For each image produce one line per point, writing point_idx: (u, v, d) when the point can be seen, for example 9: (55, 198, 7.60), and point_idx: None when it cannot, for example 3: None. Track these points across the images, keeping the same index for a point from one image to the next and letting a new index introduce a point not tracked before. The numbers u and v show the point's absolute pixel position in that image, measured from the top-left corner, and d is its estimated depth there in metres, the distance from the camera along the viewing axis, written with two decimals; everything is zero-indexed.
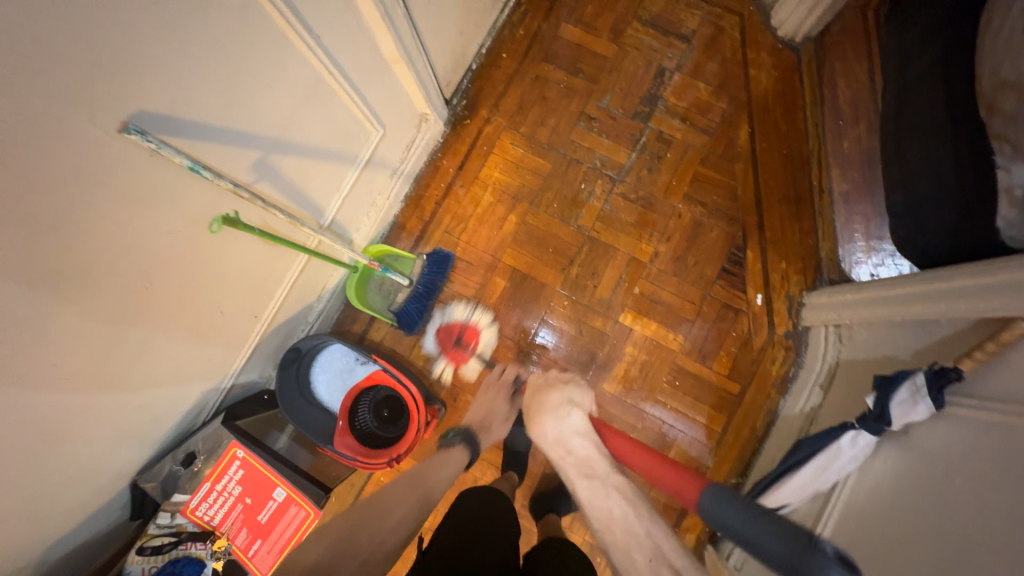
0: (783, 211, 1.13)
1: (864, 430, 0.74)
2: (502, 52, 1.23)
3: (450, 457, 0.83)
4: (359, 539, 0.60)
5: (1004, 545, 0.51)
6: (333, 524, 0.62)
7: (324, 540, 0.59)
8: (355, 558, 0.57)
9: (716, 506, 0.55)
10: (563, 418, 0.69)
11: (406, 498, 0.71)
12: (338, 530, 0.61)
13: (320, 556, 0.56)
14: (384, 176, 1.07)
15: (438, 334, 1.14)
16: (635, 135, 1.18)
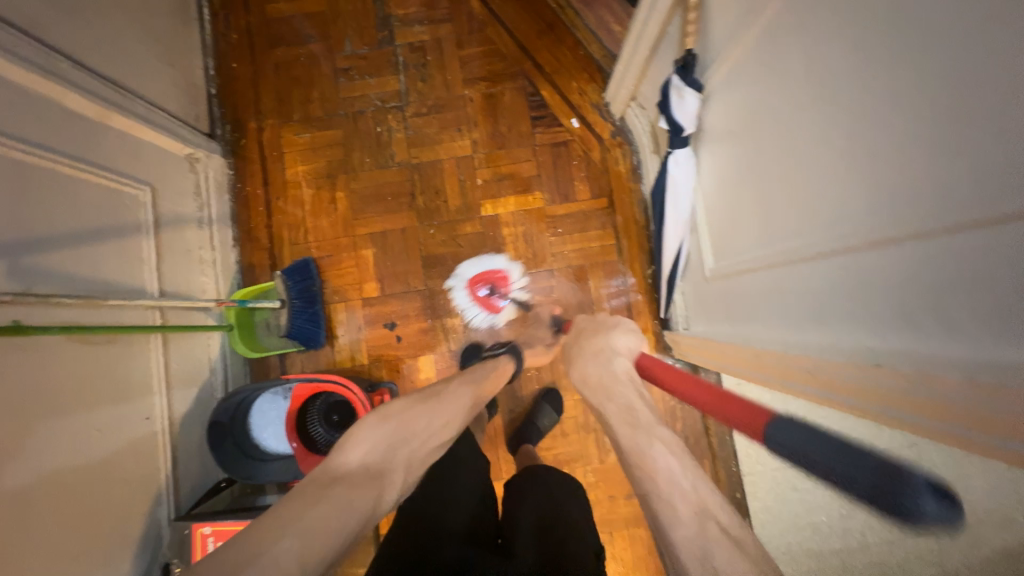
0: (546, 42, 1.19)
1: (677, 149, 0.85)
2: (231, 63, 1.20)
3: (477, 381, 0.81)
4: (405, 432, 0.66)
5: (786, 134, 0.60)
6: (386, 418, 0.66)
7: (372, 428, 0.64)
8: (398, 446, 0.64)
9: (780, 434, 0.40)
10: (605, 361, 0.75)
11: (441, 405, 0.72)
12: (394, 416, 0.67)
13: (372, 446, 0.63)
14: (192, 230, 1.04)
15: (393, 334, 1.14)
16: (393, 59, 1.20)
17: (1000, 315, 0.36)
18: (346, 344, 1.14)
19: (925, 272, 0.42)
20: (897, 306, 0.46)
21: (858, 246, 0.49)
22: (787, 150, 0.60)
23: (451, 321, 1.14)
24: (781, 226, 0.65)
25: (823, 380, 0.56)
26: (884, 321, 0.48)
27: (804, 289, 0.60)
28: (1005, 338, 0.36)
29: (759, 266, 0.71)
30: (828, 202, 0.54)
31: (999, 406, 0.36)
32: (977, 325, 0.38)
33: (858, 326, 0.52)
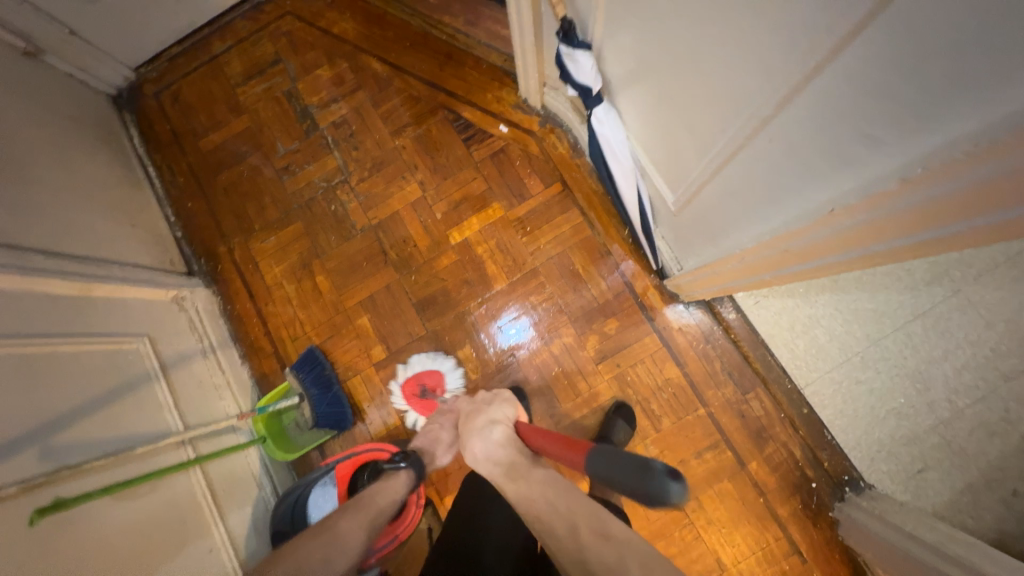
0: (451, 70, 1.26)
1: (596, 108, 0.87)
2: (186, 202, 1.29)
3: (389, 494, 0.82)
4: (329, 545, 0.69)
5: (675, 46, 0.61)
6: (312, 535, 0.70)
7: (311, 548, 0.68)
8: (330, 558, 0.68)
9: None
10: (485, 435, 0.82)
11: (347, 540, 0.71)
12: (327, 530, 0.71)
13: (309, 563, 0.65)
14: (199, 361, 1.08)
15: (406, 389, 1.14)
16: (323, 141, 1.27)
17: (907, 110, 0.36)
18: (374, 413, 1.15)
19: (831, 107, 0.42)
20: (825, 152, 0.46)
21: (773, 113, 0.49)
22: (683, 59, 0.61)
23: (463, 353, 1.15)
24: (707, 132, 0.65)
25: (807, 248, 0.56)
26: (822, 170, 0.48)
27: (752, 178, 0.60)
28: (919, 130, 0.36)
29: (707, 177, 0.71)
30: (732, 86, 0.54)
31: (952, 190, 0.36)
32: (892, 131, 0.38)
33: (809, 188, 0.51)
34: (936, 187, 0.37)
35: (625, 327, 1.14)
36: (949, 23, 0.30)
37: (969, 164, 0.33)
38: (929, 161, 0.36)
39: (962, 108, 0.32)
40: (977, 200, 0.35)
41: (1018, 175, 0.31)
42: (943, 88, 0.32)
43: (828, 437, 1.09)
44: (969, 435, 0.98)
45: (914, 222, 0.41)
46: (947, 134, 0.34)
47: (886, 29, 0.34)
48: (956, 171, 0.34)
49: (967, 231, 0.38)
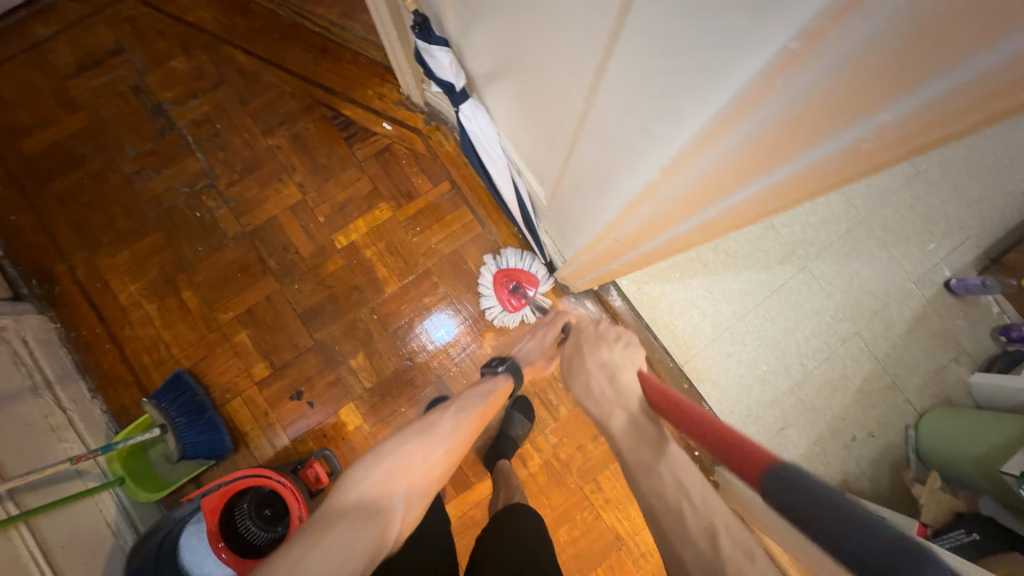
0: (327, 66, 1.19)
1: (464, 104, 0.88)
2: (8, 216, 1.09)
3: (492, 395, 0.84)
4: (404, 463, 0.70)
5: (511, 42, 0.63)
6: (378, 461, 0.69)
7: (369, 467, 0.68)
8: (394, 483, 0.68)
9: (785, 488, 0.34)
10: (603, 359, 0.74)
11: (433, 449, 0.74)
12: (390, 451, 0.70)
13: (368, 482, 0.66)
14: (28, 401, 0.92)
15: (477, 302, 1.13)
16: (183, 142, 1.14)
17: (659, 104, 0.38)
18: (259, 438, 1.06)
19: (616, 101, 0.44)
20: (625, 144, 0.48)
21: (587, 105, 0.51)
22: (520, 54, 0.62)
23: (357, 362, 1.10)
24: (551, 122, 0.67)
25: (642, 228, 0.59)
26: (626, 160, 0.50)
27: (588, 169, 0.63)
28: (669, 123, 0.38)
29: (561, 169, 0.73)
30: (556, 78, 0.56)
31: (711, 168, 0.39)
32: (654, 122, 0.40)
33: (623, 179, 0.54)
34: (697, 168, 0.40)
35: (523, 323, 1.15)
36: (665, 20, 0.31)
37: (708, 146, 0.36)
38: (678, 149, 0.39)
39: (690, 101, 0.34)
40: (734, 173, 0.39)
41: (740, 151, 0.35)
42: (675, 81, 0.34)
43: (707, 408, 1.14)
44: (817, 392, 1.15)
45: (704, 198, 0.45)
46: (685, 124, 0.37)
47: (630, 24, 0.35)
48: (705, 151, 0.37)
49: (745, 198, 0.43)
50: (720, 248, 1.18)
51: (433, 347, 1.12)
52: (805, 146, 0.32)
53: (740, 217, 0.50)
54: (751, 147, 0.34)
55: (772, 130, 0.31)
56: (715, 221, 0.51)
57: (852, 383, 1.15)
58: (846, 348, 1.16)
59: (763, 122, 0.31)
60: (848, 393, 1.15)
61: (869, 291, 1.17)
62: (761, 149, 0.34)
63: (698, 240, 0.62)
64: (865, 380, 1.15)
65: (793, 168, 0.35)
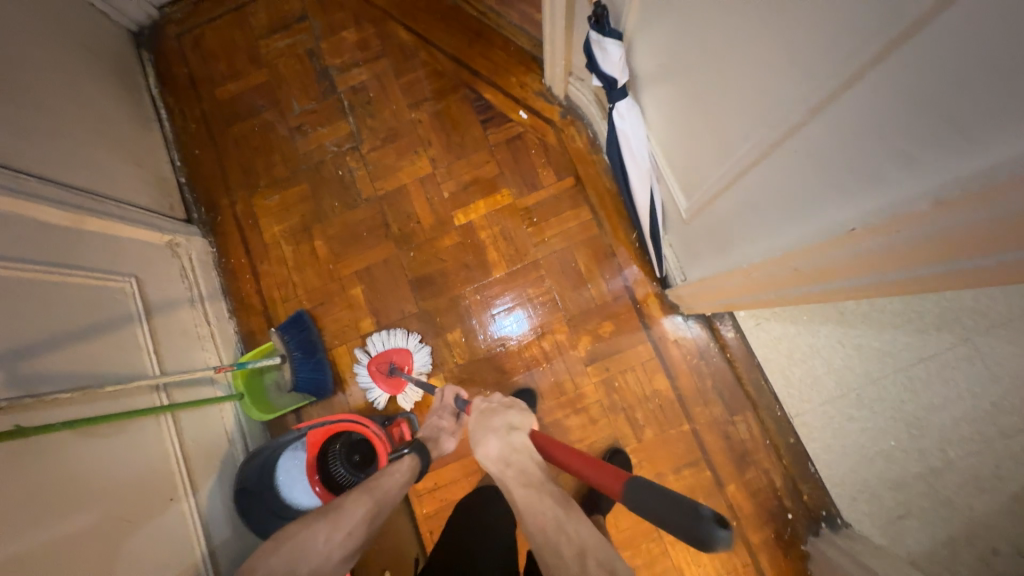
0: (477, 49, 1.22)
1: (618, 102, 0.83)
2: (194, 149, 1.27)
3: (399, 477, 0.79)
4: (304, 545, 0.68)
5: (706, 42, 0.59)
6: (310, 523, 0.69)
7: (278, 551, 0.67)
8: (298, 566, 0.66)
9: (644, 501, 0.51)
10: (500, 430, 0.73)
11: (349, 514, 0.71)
12: (288, 539, 0.68)
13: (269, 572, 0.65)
14: (185, 310, 1.07)
15: (369, 367, 1.10)
16: (340, 105, 1.24)
17: (948, 131, 0.33)
18: (355, 387, 1.14)
19: (869, 119, 0.40)
20: (858, 170, 0.43)
21: (807, 120, 0.47)
22: (716, 56, 0.58)
23: (451, 336, 1.13)
24: (732, 135, 0.62)
25: (820, 269, 0.54)
26: (849, 187, 0.45)
27: (772, 193, 0.58)
28: (964, 150, 0.33)
29: (725, 182, 0.68)
30: (762, 86, 0.51)
31: (985, 218, 0.33)
32: (946, 144, 0.34)
33: (830, 208, 0.49)
34: (960, 216, 0.35)
35: (620, 333, 1.11)
36: (1021, 26, 0.26)
37: (1002, 191, 0.31)
38: (980, 179, 0.32)
39: (1014, 130, 0.29)
40: (1020, 231, 0.32)
41: None
42: (1004, 99, 0.29)
43: (812, 472, 1.06)
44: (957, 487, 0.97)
45: (948, 250, 0.39)
46: (988, 156, 0.31)
47: (952, 25, 0.30)
48: (993, 197, 0.32)
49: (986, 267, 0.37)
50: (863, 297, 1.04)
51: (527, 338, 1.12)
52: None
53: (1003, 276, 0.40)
54: None
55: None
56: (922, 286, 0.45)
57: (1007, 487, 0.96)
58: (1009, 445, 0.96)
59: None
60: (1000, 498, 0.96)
61: None
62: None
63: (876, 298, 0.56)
64: None
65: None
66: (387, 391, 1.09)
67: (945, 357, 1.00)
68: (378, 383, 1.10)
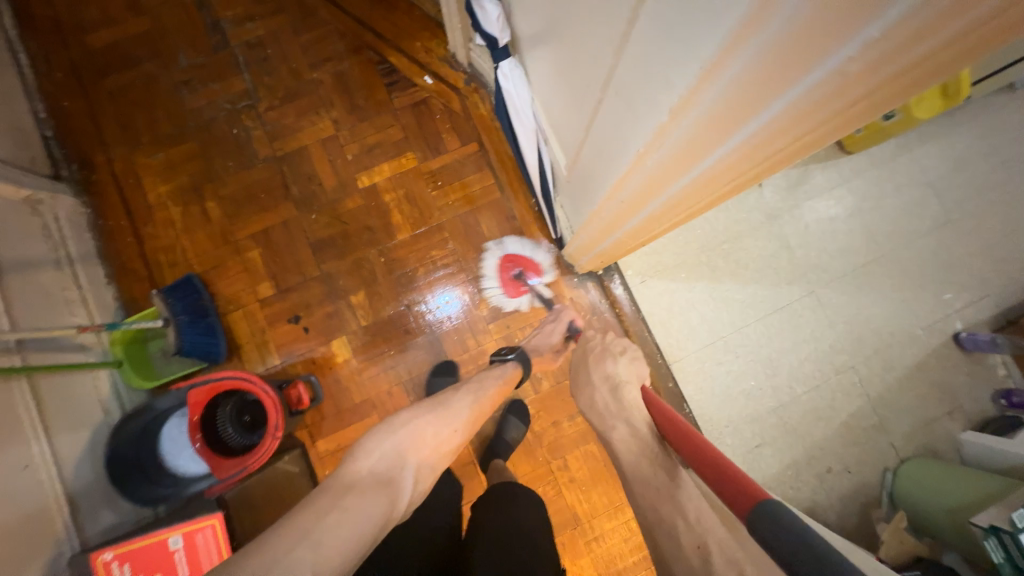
0: (382, 12, 1.21)
1: (502, 62, 0.90)
2: (62, 101, 1.15)
3: (494, 386, 0.88)
4: (415, 439, 0.73)
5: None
6: (393, 430, 0.73)
7: (380, 440, 0.71)
8: (406, 457, 0.71)
9: (765, 520, 0.42)
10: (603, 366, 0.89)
11: (448, 422, 0.78)
12: (401, 425, 0.74)
13: (382, 457, 0.69)
14: (49, 272, 0.98)
15: (502, 261, 1.16)
16: (233, 61, 1.18)
17: (663, 43, 0.37)
18: (253, 352, 1.10)
19: (625, 54, 0.45)
20: (643, 78, 0.43)
21: (620, 31, 0.46)
22: (563, 9, 0.64)
23: (357, 298, 1.13)
24: (582, 81, 0.67)
25: (634, 198, 0.61)
26: (626, 122, 0.51)
27: (599, 133, 0.64)
28: (664, 78, 0.39)
29: (583, 133, 0.74)
30: (592, 34, 0.57)
31: (693, 127, 0.40)
32: (657, 73, 0.40)
33: (622, 143, 0.55)
34: (710, 93, 0.35)
35: (521, 293, 1.17)
36: None
37: (704, 87, 0.35)
38: (675, 97, 0.38)
39: (680, 54, 0.35)
40: (719, 130, 0.39)
41: (734, 94, 0.34)
42: (672, 27, 0.35)
43: (688, 410, 1.14)
44: (802, 418, 1.14)
45: (692, 160, 0.46)
46: (675, 80, 0.37)
47: None
48: (688, 109, 0.38)
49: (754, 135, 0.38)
50: (730, 257, 1.17)
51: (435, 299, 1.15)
52: (834, 43, 0.26)
53: (742, 175, 0.48)
54: (737, 96, 0.34)
55: (799, 22, 0.25)
56: (698, 194, 0.52)
57: (838, 415, 1.13)
58: (840, 379, 1.14)
59: (793, 8, 0.25)
60: (833, 425, 1.13)
61: (875, 327, 1.16)
62: (781, 57, 0.29)
63: (710, 199, 0.57)
64: (852, 415, 1.13)
65: (814, 82, 0.29)
66: (509, 291, 1.16)
67: (794, 307, 1.16)
68: (504, 277, 1.16)
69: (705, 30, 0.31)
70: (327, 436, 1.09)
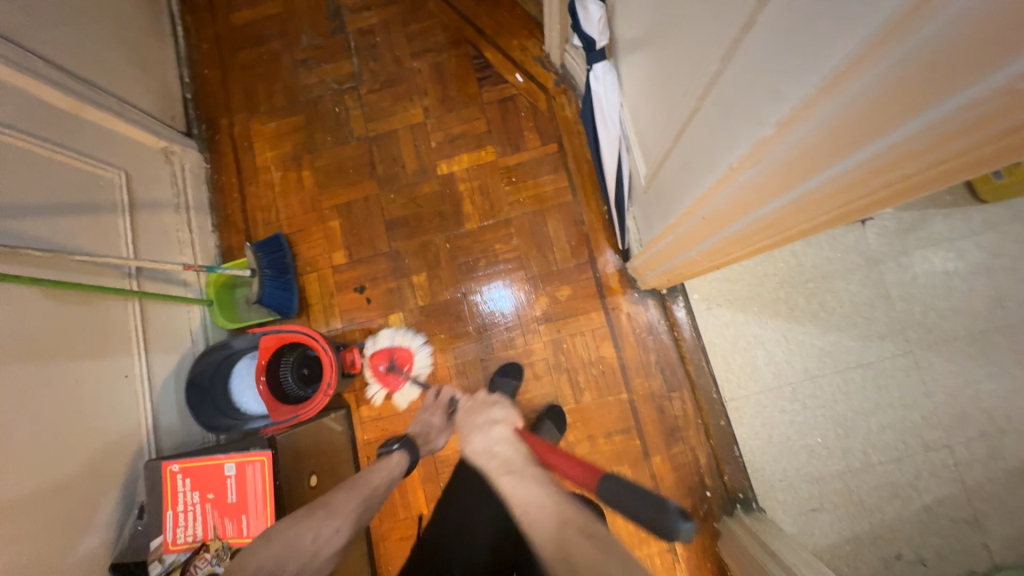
0: (486, 9, 1.25)
1: (596, 64, 0.89)
2: (203, 69, 1.32)
3: (379, 477, 0.83)
4: (291, 547, 0.72)
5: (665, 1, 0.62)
6: (269, 540, 0.72)
7: (257, 555, 0.71)
8: (288, 563, 0.70)
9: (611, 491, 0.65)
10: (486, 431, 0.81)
11: (335, 518, 0.75)
12: (278, 536, 0.73)
13: (256, 571, 0.69)
14: (169, 214, 1.12)
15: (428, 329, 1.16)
16: (346, 46, 1.28)
17: (774, 58, 0.35)
18: (320, 312, 1.19)
19: (731, 66, 0.43)
20: (751, 89, 0.40)
21: (727, 42, 0.44)
22: (670, 12, 0.61)
23: (418, 278, 1.18)
24: (677, 91, 0.65)
25: (711, 217, 0.59)
26: (719, 137, 0.49)
27: (687, 145, 0.62)
28: (767, 96, 0.37)
29: (670, 144, 0.71)
30: (698, 40, 0.54)
31: (789, 152, 0.38)
32: (761, 89, 0.38)
33: (710, 158, 0.53)
34: (813, 119, 0.33)
35: (576, 300, 1.15)
36: None
37: (808, 110, 0.33)
38: (776, 117, 0.36)
39: (790, 72, 0.33)
40: (815, 160, 0.37)
41: (836, 126, 0.31)
42: (787, 42, 0.33)
43: (736, 454, 1.06)
44: (873, 491, 1.00)
45: (782, 186, 0.43)
46: (779, 99, 0.35)
47: None
48: (787, 132, 0.36)
49: (860, 167, 0.34)
50: (814, 297, 1.07)
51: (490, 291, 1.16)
52: (983, 72, 0.22)
53: (834, 210, 0.44)
54: (839, 127, 0.31)
55: (933, 52, 0.23)
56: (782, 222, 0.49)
57: (920, 497, 0.98)
58: (929, 458, 0.99)
59: (939, 28, 0.22)
60: (912, 507, 0.98)
61: (986, 407, 0.99)
62: (911, 83, 0.25)
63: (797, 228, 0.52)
64: (938, 501, 0.98)
65: (945, 117, 0.26)
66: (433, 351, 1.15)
67: (883, 365, 1.03)
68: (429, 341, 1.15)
69: (820, 51, 0.29)
70: (372, 403, 1.14)
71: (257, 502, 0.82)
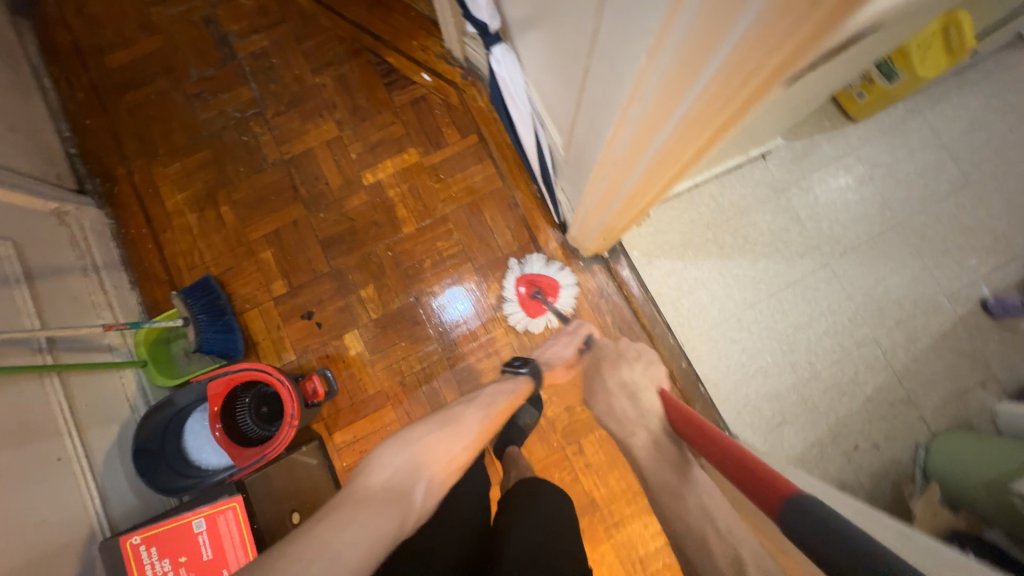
0: (379, 14, 1.25)
1: (494, 46, 0.92)
2: (84, 120, 1.22)
3: (499, 401, 0.89)
4: (425, 453, 0.73)
5: None
6: (431, 429, 0.77)
7: (393, 456, 0.70)
8: (420, 469, 0.70)
9: (794, 508, 0.43)
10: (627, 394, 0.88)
11: (456, 435, 0.79)
12: (415, 440, 0.74)
13: (396, 469, 0.69)
14: (76, 278, 1.03)
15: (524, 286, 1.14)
16: (240, 72, 1.23)
17: None
18: (269, 347, 1.14)
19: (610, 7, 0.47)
20: (626, 26, 0.43)
21: None
22: None
23: (367, 292, 1.16)
24: (569, 56, 0.69)
25: (622, 160, 0.62)
26: (612, 78, 0.53)
27: (589, 100, 0.65)
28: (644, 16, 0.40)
29: (574, 106, 0.75)
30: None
31: (668, 68, 0.41)
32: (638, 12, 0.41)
33: (610, 102, 0.57)
34: (682, 21, 0.36)
35: (527, 281, 1.17)
36: None
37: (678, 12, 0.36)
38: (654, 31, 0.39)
39: None
40: (690, 72, 0.40)
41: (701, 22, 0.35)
42: None
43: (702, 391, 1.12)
44: (823, 394, 1.10)
45: (667, 111, 0.47)
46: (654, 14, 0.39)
47: None
48: (664, 44, 0.40)
49: (717, 75, 0.38)
50: (738, 233, 1.16)
51: (442, 289, 1.16)
52: None
53: (712, 131, 0.49)
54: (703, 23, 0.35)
55: None
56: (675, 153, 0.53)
57: (861, 389, 1.09)
58: (862, 353, 1.11)
59: None
60: (857, 400, 1.09)
61: (896, 297, 1.12)
62: None
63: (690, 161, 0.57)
64: (876, 389, 1.09)
65: None
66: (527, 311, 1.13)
67: (808, 280, 1.13)
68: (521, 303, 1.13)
69: None
70: (345, 428, 1.10)
71: (237, 549, 0.79)
